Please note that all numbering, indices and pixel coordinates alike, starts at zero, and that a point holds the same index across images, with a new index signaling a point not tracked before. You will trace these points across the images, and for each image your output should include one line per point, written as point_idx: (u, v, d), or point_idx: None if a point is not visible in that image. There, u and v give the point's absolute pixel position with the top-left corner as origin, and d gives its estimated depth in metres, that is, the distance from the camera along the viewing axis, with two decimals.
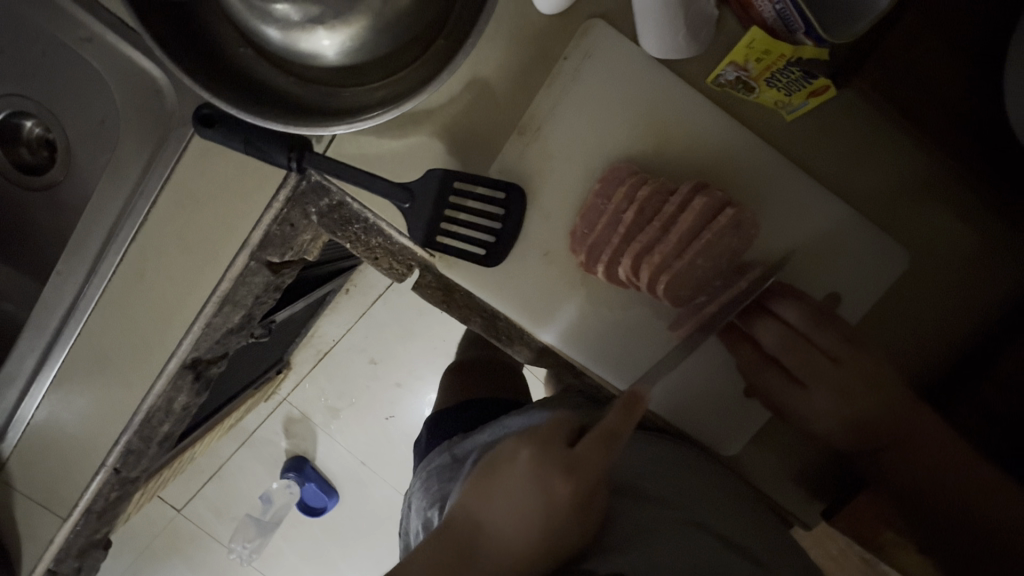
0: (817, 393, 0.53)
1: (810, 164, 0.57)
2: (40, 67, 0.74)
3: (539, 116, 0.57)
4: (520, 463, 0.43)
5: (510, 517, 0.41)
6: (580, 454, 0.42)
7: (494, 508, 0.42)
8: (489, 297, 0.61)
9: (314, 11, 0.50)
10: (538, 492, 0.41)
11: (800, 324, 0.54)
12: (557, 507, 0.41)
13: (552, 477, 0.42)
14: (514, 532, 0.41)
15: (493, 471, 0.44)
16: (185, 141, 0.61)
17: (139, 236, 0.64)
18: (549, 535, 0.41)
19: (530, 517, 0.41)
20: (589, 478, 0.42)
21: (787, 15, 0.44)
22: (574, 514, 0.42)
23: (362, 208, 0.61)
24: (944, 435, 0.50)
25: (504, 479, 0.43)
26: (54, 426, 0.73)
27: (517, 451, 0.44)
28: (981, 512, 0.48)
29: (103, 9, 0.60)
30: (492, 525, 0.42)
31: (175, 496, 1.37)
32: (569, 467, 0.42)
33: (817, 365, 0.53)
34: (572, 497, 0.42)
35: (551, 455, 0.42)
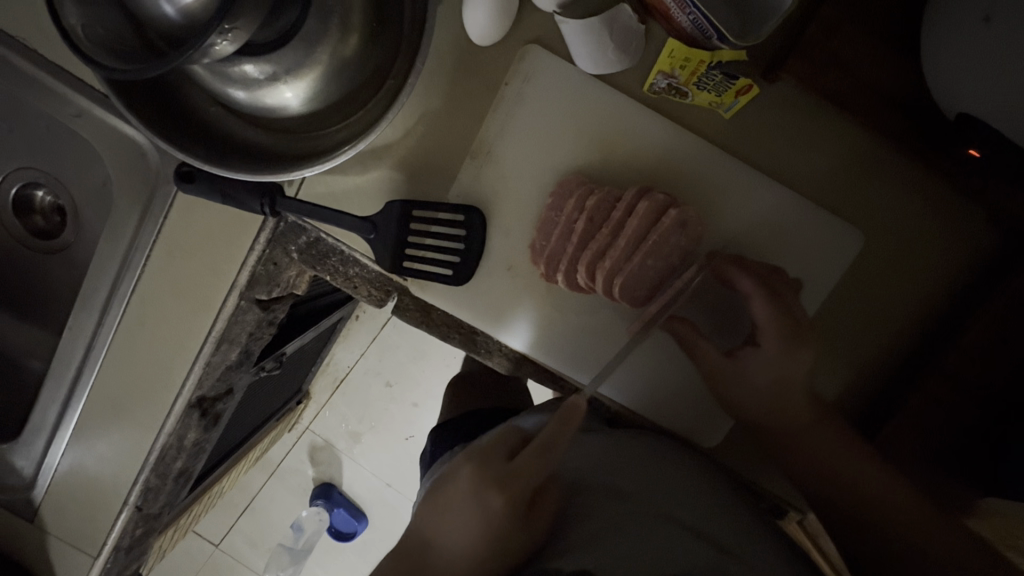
0: (767, 346, 0.57)
1: (754, 155, 0.59)
2: (44, 141, 0.81)
3: (488, 140, 0.61)
4: (461, 479, 0.48)
5: (454, 531, 0.47)
6: (512, 467, 0.47)
7: (440, 523, 0.48)
8: (461, 314, 0.64)
9: (270, 70, 0.55)
10: (476, 505, 0.46)
11: (753, 288, 0.57)
12: (494, 519, 0.46)
13: (487, 489, 0.47)
14: (459, 544, 0.46)
15: (440, 488, 0.49)
16: (171, 198, 0.66)
17: (138, 288, 0.70)
18: (490, 544, 0.46)
19: (470, 531, 0.46)
20: (521, 488, 0.47)
21: (701, 24, 0.47)
22: (512, 519, 0.47)
23: (336, 241, 0.65)
24: (846, 440, 0.55)
25: (447, 496, 0.48)
26: (78, 472, 0.79)
27: (459, 467, 0.49)
28: (879, 496, 0.53)
29: (86, 86, 0.65)
30: (440, 537, 0.47)
31: (211, 531, 1.43)
32: (502, 480, 0.47)
33: (764, 323, 0.57)
34: (506, 508, 0.46)
35: (486, 471, 0.47)
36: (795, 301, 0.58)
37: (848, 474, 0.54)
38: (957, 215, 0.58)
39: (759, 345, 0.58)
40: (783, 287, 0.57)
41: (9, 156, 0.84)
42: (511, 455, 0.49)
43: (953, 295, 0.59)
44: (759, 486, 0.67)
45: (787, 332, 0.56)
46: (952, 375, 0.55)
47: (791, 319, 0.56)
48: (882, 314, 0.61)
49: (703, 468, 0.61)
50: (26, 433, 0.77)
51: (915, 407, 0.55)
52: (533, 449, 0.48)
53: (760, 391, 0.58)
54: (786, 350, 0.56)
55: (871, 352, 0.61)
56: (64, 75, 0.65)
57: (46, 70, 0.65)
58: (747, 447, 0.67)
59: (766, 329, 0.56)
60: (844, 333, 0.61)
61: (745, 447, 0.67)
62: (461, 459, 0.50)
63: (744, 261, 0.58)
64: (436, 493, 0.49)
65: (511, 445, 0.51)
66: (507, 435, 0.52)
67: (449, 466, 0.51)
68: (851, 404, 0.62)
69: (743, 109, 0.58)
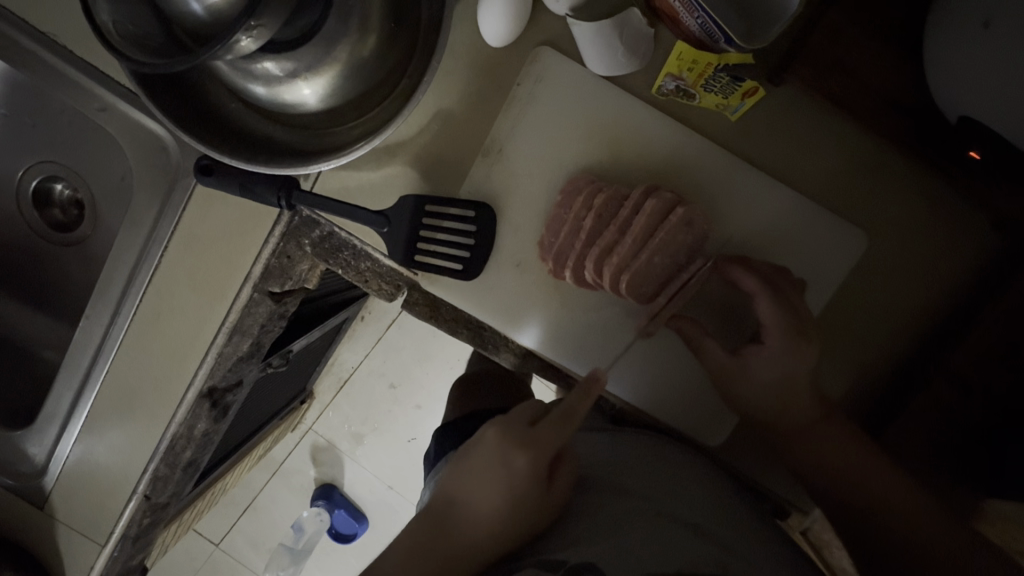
0: (772, 346, 0.58)
1: (761, 155, 0.60)
2: (66, 136, 0.83)
3: (500, 139, 0.62)
4: (486, 441, 0.50)
5: (481, 494, 0.49)
6: (536, 433, 0.49)
7: (466, 486, 0.50)
8: (471, 309, 0.66)
9: (291, 67, 0.57)
10: (499, 466, 0.49)
11: (764, 290, 0.58)
12: (516, 482, 0.48)
13: (511, 452, 0.49)
14: (482, 503, 0.49)
15: (466, 452, 0.51)
16: (190, 190, 0.68)
17: (154, 279, 0.72)
18: (515, 507, 0.49)
19: (497, 493, 0.49)
20: (544, 453, 0.49)
21: (709, 28, 0.49)
22: (534, 485, 0.49)
23: (349, 235, 0.66)
24: (849, 438, 0.57)
25: (474, 460, 0.50)
26: (89, 459, 0.81)
27: (485, 430, 0.51)
28: (883, 496, 0.54)
29: (112, 81, 0.68)
30: (465, 500, 0.50)
31: (213, 530, 1.44)
32: (525, 445, 0.49)
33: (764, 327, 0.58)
34: (532, 472, 0.49)
35: (515, 435, 0.49)
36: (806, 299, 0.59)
37: (853, 472, 0.55)
38: (958, 219, 0.59)
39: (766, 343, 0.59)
40: (787, 287, 0.58)
41: (31, 151, 0.86)
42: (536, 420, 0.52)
43: (956, 298, 0.60)
44: (763, 487, 0.67)
45: (793, 331, 0.57)
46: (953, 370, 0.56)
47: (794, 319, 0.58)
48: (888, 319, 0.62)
49: (704, 464, 0.62)
50: (39, 422, 0.79)
51: (918, 407, 0.56)
52: (558, 416, 0.50)
53: (768, 391, 0.59)
54: (792, 349, 0.57)
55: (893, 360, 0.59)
56: (90, 70, 0.68)
57: (72, 65, 0.67)
58: (751, 447, 0.67)
59: (770, 330, 0.58)
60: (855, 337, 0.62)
61: (751, 448, 0.67)
62: (487, 424, 0.52)
63: (750, 262, 0.59)
64: (461, 461, 0.51)
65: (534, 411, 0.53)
66: (531, 401, 0.54)
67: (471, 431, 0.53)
68: (853, 404, 0.63)
69: (749, 112, 0.59)
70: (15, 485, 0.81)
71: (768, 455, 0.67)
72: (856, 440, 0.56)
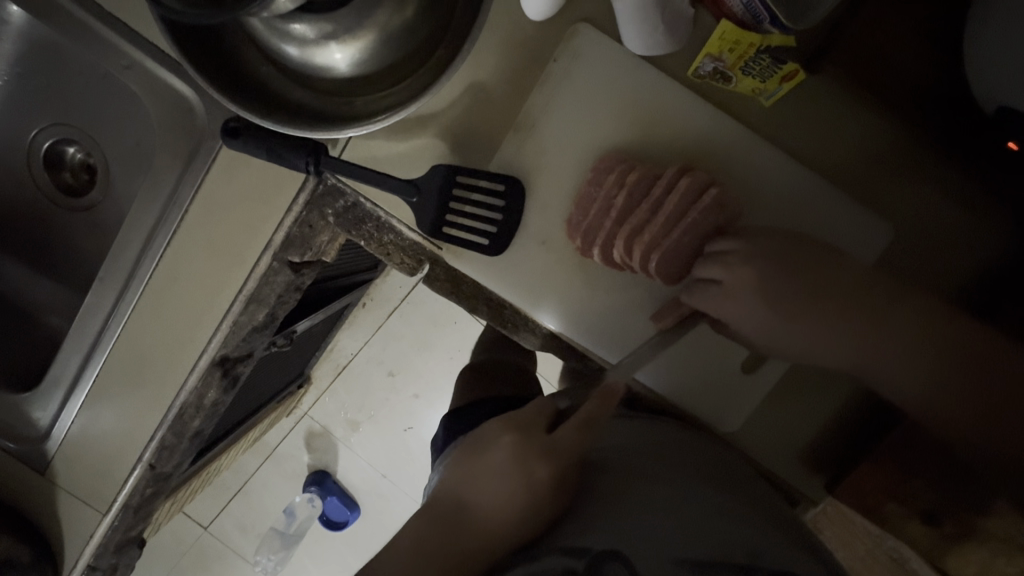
0: (745, 321, 0.57)
1: (790, 140, 0.61)
2: (80, 96, 0.81)
3: (533, 114, 0.62)
4: (505, 445, 0.55)
5: (488, 492, 0.53)
6: (555, 438, 0.54)
7: (475, 486, 0.54)
8: (494, 286, 0.65)
9: (328, 29, 0.56)
10: (519, 466, 0.53)
11: (742, 279, 0.55)
12: (535, 482, 0.52)
13: (532, 454, 0.53)
14: (500, 500, 0.53)
15: (479, 454, 0.56)
16: (215, 153, 0.68)
17: (172, 243, 0.71)
18: (519, 508, 0.52)
19: (503, 493, 0.53)
20: (562, 455, 0.54)
21: (753, 6, 0.49)
22: (552, 486, 0.53)
23: (374, 206, 0.66)
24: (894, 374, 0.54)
25: (485, 462, 0.55)
26: (94, 426, 0.79)
27: (503, 435, 0.56)
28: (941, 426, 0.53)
29: (142, 40, 0.67)
30: (472, 498, 0.54)
31: (202, 514, 1.42)
32: (545, 448, 0.53)
33: (729, 306, 0.56)
34: (541, 477, 0.52)
35: (527, 440, 0.54)
36: (825, 271, 0.55)
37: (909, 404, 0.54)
38: (981, 210, 0.60)
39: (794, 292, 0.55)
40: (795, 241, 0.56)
41: (36, 109, 0.83)
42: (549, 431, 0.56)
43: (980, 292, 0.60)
44: (773, 472, 0.69)
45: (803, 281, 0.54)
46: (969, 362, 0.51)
47: (773, 297, 0.55)
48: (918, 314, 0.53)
49: (720, 448, 0.63)
50: (44, 386, 0.77)
51: None
52: (574, 423, 0.55)
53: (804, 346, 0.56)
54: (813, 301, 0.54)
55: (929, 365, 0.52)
56: (120, 28, 0.67)
57: (103, 22, 0.67)
58: (765, 434, 0.68)
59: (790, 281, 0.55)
60: (892, 321, 0.53)
61: (765, 435, 0.68)
62: (501, 431, 0.57)
63: (727, 256, 0.56)
64: (474, 462, 0.56)
65: (549, 421, 0.58)
66: (543, 409, 0.59)
67: (487, 434, 0.58)
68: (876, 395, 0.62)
69: (783, 98, 0.60)
70: (18, 451, 0.80)
71: (781, 440, 0.68)
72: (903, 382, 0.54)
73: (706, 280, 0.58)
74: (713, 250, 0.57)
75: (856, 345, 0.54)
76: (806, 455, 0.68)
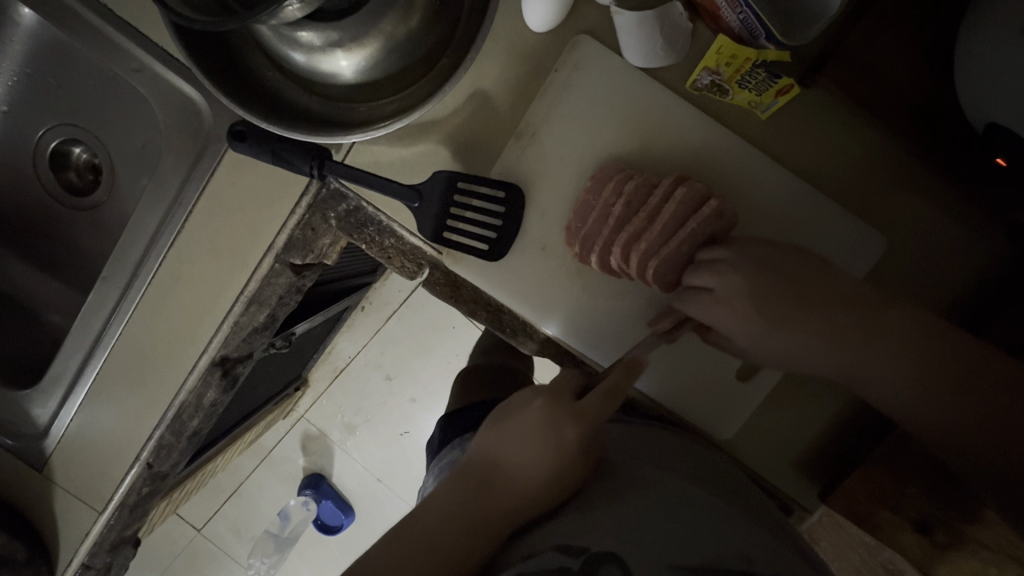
0: (734, 326, 0.57)
1: (788, 153, 0.63)
2: (88, 98, 0.82)
3: (534, 123, 0.64)
4: (536, 410, 0.55)
5: (525, 453, 0.54)
6: (583, 405, 0.54)
7: (509, 449, 0.55)
8: (491, 289, 0.66)
9: (334, 37, 0.57)
10: (550, 431, 0.54)
11: (732, 283, 0.56)
12: (565, 447, 0.53)
13: (560, 421, 0.54)
14: (531, 464, 0.53)
15: (509, 420, 0.57)
16: (220, 154, 0.69)
17: (176, 242, 0.72)
18: (554, 471, 0.53)
19: (539, 456, 0.53)
20: (590, 422, 0.54)
21: (750, 23, 0.51)
22: (579, 452, 0.54)
23: (376, 210, 0.67)
24: (890, 385, 0.53)
25: (517, 426, 0.55)
26: (92, 425, 0.80)
27: (532, 401, 0.56)
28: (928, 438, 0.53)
29: (152, 43, 0.69)
30: (507, 462, 0.54)
31: (196, 516, 1.42)
32: (575, 415, 0.54)
33: (718, 313, 0.57)
34: (576, 443, 0.54)
35: (562, 406, 0.55)
36: (819, 282, 0.55)
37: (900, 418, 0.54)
38: (971, 225, 0.61)
39: (788, 298, 0.55)
40: (787, 252, 0.57)
41: (39, 108, 0.84)
42: (578, 398, 0.57)
43: (968, 305, 0.62)
44: (765, 481, 0.69)
45: (794, 292, 0.55)
46: (961, 370, 0.50)
47: (762, 307, 0.55)
48: (910, 325, 0.53)
49: (716, 455, 0.64)
50: (45, 383, 0.78)
51: None
52: (601, 394, 0.55)
53: (794, 354, 0.56)
54: (804, 312, 0.55)
55: (918, 375, 0.52)
56: (131, 32, 0.68)
57: (113, 25, 0.68)
58: (757, 440, 0.69)
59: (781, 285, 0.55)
60: (880, 329, 0.53)
61: (759, 441, 0.69)
62: (531, 396, 0.57)
63: (717, 264, 0.56)
64: (505, 426, 0.56)
65: (578, 389, 0.58)
66: (571, 379, 0.59)
67: (515, 402, 0.58)
68: None
69: (778, 111, 0.61)
70: (16, 448, 0.80)
71: (773, 447, 0.69)
72: (896, 397, 0.53)
73: (696, 287, 0.59)
74: (703, 258, 0.58)
75: (846, 353, 0.54)
76: (800, 464, 0.69)
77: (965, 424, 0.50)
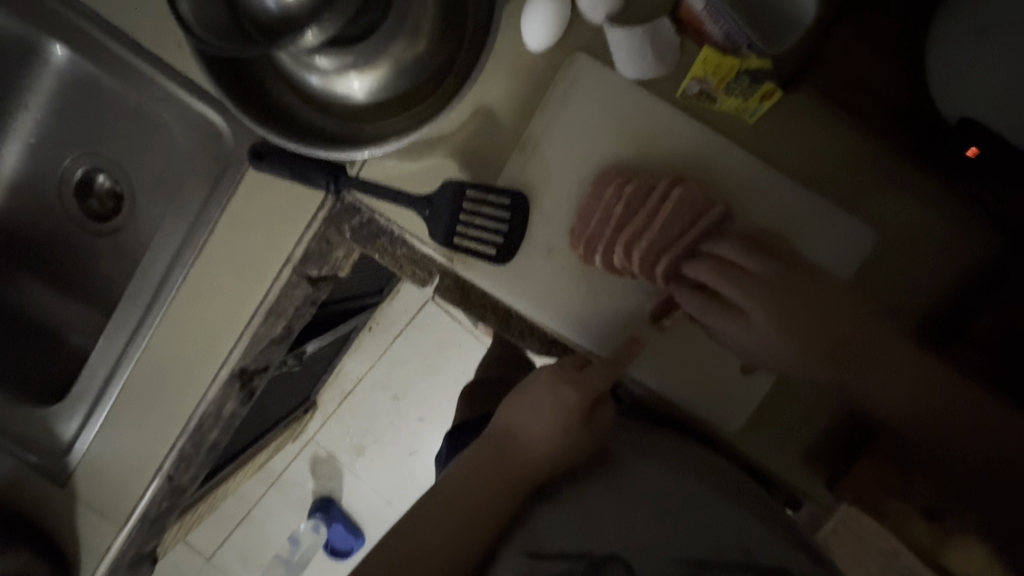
0: (728, 325, 0.60)
1: (778, 153, 0.66)
2: (112, 129, 0.87)
3: (536, 134, 0.68)
4: (542, 379, 0.60)
5: (534, 421, 0.58)
6: (584, 372, 0.60)
7: (520, 419, 0.59)
8: (502, 293, 0.69)
9: (348, 61, 0.63)
10: (554, 396, 0.58)
11: (726, 283, 0.58)
12: (569, 411, 0.57)
13: (563, 386, 0.59)
14: (540, 429, 0.57)
15: (523, 391, 0.61)
16: (241, 173, 0.73)
17: (198, 258, 0.75)
18: (563, 436, 0.57)
19: (546, 421, 0.58)
20: (591, 387, 0.59)
21: (734, 34, 0.55)
22: (581, 415, 0.58)
23: (388, 221, 0.70)
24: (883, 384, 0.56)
25: (529, 395, 0.60)
26: (115, 439, 0.82)
27: (540, 373, 0.61)
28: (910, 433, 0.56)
29: (177, 73, 0.74)
30: (518, 430, 0.58)
31: (205, 545, 1.42)
32: (576, 379, 0.59)
33: (715, 313, 0.60)
34: (579, 405, 0.58)
35: (565, 372, 0.60)
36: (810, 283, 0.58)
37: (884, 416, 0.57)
38: (957, 216, 0.64)
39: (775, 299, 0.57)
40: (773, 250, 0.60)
41: (68, 139, 0.89)
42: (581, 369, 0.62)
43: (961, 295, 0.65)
44: (778, 476, 0.70)
45: (783, 289, 0.57)
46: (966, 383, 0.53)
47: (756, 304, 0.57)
48: (904, 340, 0.56)
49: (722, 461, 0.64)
50: (70, 398, 0.81)
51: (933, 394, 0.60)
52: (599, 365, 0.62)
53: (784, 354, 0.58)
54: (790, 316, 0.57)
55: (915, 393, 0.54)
56: (157, 63, 0.74)
57: (142, 58, 0.73)
58: (768, 433, 0.71)
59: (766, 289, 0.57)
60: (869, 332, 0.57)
61: (767, 437, 0.71)
62: (539, 371, 0.62)
63: (722, 268, 0.59)
64: (517, 398, 0.61)
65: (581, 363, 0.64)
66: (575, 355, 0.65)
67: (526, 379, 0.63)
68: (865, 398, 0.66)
69: (763, 116, 0.65)
70: (41, 463, 0.82)
71: (782, 436, 0.70)
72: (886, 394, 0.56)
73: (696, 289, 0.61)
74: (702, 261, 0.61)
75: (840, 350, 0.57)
76: (813, 457, 0.70)
77: (967, 434, 0.52)
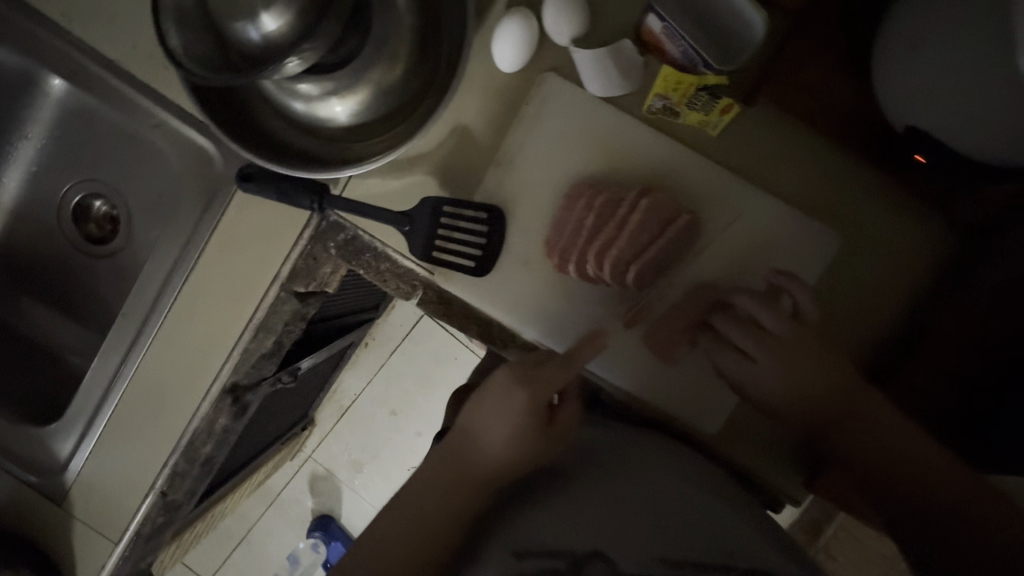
0: (733, 360, 0.65)
1: (749, 167, 0.69)
2: (109, 156, 0.90)
3: (511, 151, 0.71)
4: (498, 380, 0.61)
5: (489, 423, 0.59)
6: (537, 373, 0.60)
7: (478, 421, 0.60)
8: (481, 304, 0.72)
9: (330, 86, 0.68)
10: (506, 398, 0.59)
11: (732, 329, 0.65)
12: (522, 412, 0.59)
13: (516, 387, 0.60)
14: (495, 432, 0.59)
15: (481, 391, 0.62)
16: (229, 196, 0.76)
17: (190, 279, 0.78)
18: (516, 437, 0.59)
19: (500, 425, 0.59)
20: (544, 386, 0.59)
21: (690, 54, 0.59)
22: (534, 414, 0.59)
23: (371, 237, 0.73)
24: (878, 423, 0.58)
25: (485, 397, 0.61)
26: (110, 457, 0.84)
27: (496, 373, 0.62)
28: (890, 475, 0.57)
29: (170, 102, 0.77)
30: (474, 433, 0.60)
31: (204, 565, 1.42)
32: (527, 379, 0.60)
33: (725, 353, 0.65)
34: (530, 404, 0.59)
35: (519, 373, 0.60)
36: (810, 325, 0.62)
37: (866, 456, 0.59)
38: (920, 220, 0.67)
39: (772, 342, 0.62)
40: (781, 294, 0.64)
41: (66, 167, 0.93)
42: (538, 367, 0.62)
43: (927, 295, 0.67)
44: (759, 477, 0.71)
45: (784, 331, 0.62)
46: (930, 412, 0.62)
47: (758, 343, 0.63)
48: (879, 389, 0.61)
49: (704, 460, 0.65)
50: (66, 418, 0.83)
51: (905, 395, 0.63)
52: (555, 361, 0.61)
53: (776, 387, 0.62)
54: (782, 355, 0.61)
55: (909, 429, 0.58)
56: (152, 94, 0.77)
57: (136, 89, 0.77)
58: (751, 438, 0.71)
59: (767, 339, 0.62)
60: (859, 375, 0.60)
61: (749, 441, 0.71)
62: (497, 369, 0.63)
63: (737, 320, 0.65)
64: (475, 400, 0.62)
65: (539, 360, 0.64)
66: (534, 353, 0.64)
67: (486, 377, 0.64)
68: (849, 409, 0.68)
69: (727, 128, 0.68)
70: (38, 483, 0.84)
71: (765, 438, 0.71)
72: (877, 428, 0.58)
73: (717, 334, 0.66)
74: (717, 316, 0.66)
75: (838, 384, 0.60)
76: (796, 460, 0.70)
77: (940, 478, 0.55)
